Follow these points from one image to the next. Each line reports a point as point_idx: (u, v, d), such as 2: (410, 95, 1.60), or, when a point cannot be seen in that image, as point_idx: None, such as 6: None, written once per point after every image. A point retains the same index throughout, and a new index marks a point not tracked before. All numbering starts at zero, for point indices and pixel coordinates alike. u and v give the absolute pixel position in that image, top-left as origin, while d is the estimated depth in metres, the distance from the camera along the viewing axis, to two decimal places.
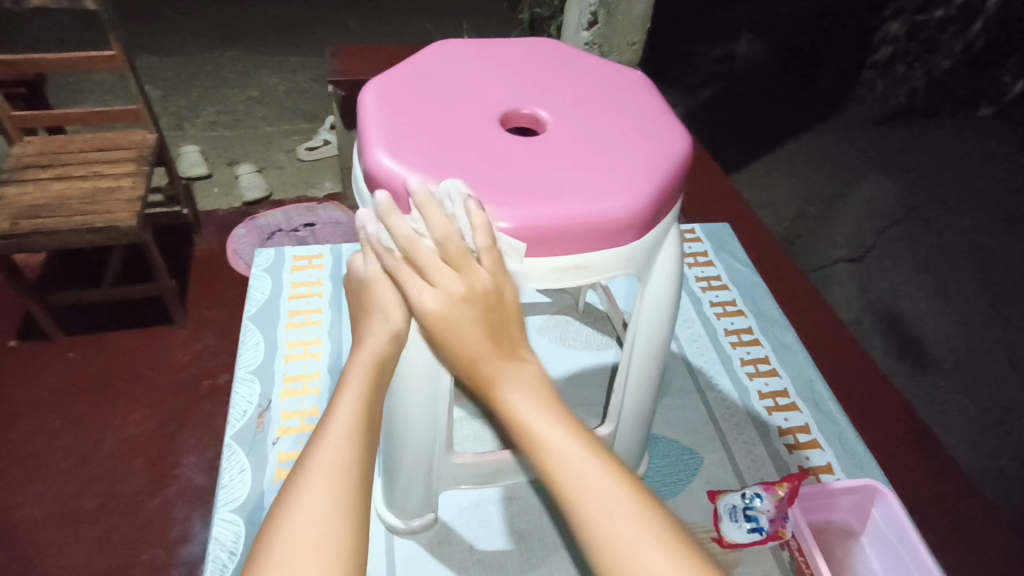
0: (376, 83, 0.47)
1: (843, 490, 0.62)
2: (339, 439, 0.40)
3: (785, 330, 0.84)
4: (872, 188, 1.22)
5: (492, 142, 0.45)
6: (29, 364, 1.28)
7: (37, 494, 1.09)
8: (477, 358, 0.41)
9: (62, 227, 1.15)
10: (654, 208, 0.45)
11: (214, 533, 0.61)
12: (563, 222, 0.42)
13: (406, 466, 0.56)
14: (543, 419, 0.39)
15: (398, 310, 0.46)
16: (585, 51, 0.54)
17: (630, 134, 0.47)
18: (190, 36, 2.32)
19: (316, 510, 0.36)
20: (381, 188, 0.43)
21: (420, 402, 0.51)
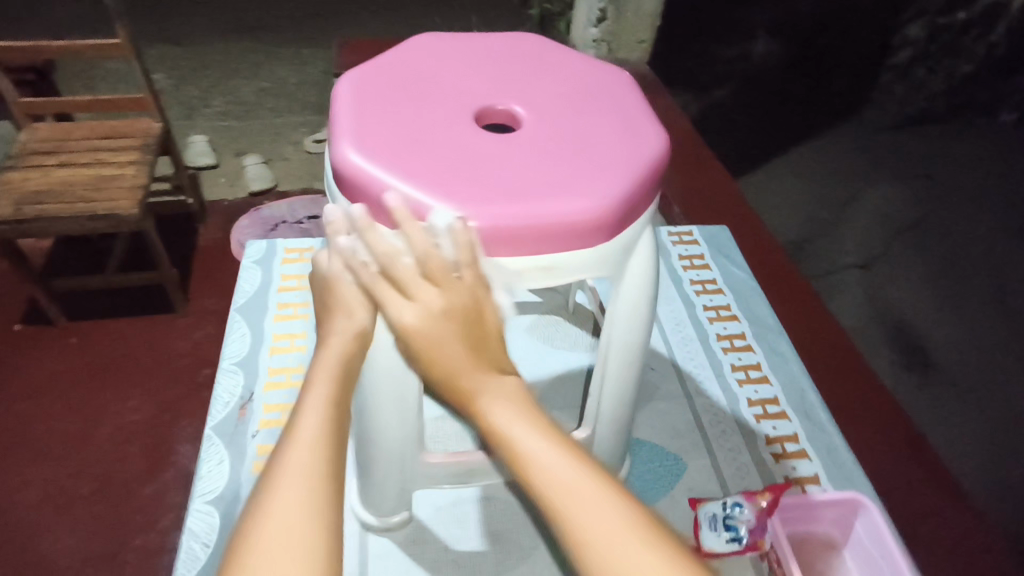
0: (349, 76, 0.46)
1: (825, 502, 0.61)
2: (311, 437, 0.39)
3: (778, 336, 0.83)
4: (883, 195, 1.20)
5: (465, 138, 0.44)
6: (32, 348, 1.30)
7: (34, 477, 1.11)
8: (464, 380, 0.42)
9: (64, 214, 1.16)
10: (627, 209, 0.43)
11: (189, 524, 0.61)
12: (532, 222, 0.41)
13: (379, 463, 0.56)
14: (524, 427, 0.39)
15: (362, 309, 0.45)
16: (569, 48, 0.53)
17: (608, 133, 0.45)
18: (204, 26, 2.33)
19: (289, 511, 0.36)
20: (349, 184, 0.42)
21: (390, 400, 0.50)
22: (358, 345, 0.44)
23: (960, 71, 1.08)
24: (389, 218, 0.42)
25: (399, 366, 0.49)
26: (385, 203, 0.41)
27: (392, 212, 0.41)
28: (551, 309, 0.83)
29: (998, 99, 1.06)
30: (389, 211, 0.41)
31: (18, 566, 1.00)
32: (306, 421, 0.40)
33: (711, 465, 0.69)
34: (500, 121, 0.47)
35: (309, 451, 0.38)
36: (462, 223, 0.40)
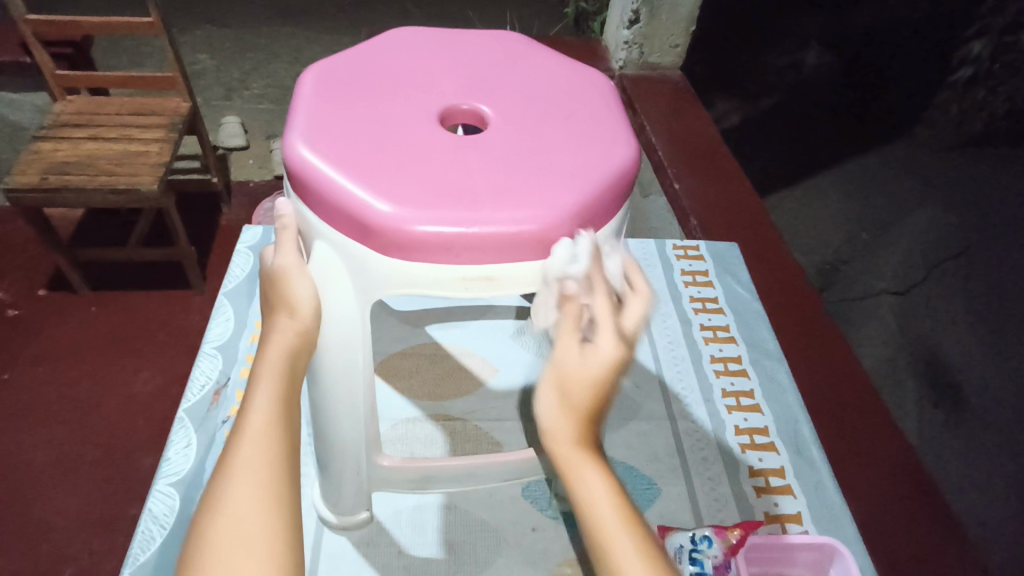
0: (315, 68, 0.45)
1: (800, 545, 0.57)
2: (259, 436, 0.38)
3: (776, 364, 0.79)
4: (923, 221, 1.30)
5: (424, 138, 0.42)
6: (54, 314, 1.33)
7: (44, 438, 1.14)
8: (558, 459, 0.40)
9: (87, 186, 1.19)
10: (587, 222, 0.41)
11: (148, 506, 0.61)
12: (485, 232, 0.38)
13: (331, 463, 0.54)
14: (605, 516, 0.38)
15: (307, 306, 0.43)
16: (551, 49, 0.51)
17: (575, 141, 0.43)
18: (251, 8, 2.37)
19: (240, 514, 0.36)
20: (298, 180, 0.40)
21: (335, 403, 0.48)
22: (301, 343, 0.42)
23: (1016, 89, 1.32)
24: (335, 217, 0.40)
25: (345, 371, 0.46)
26: (330, 200, 0.39)
27: (336, 210, 0.39)
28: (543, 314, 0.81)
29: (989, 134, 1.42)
30: (334, 209, 0.39)
31: (18, 524, 1.03)
32: (253, 417, 0.39)
33: (687, 495, 0.66)
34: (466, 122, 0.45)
35: (259, 450, 0.38)
36: (406, 226, 0.38)
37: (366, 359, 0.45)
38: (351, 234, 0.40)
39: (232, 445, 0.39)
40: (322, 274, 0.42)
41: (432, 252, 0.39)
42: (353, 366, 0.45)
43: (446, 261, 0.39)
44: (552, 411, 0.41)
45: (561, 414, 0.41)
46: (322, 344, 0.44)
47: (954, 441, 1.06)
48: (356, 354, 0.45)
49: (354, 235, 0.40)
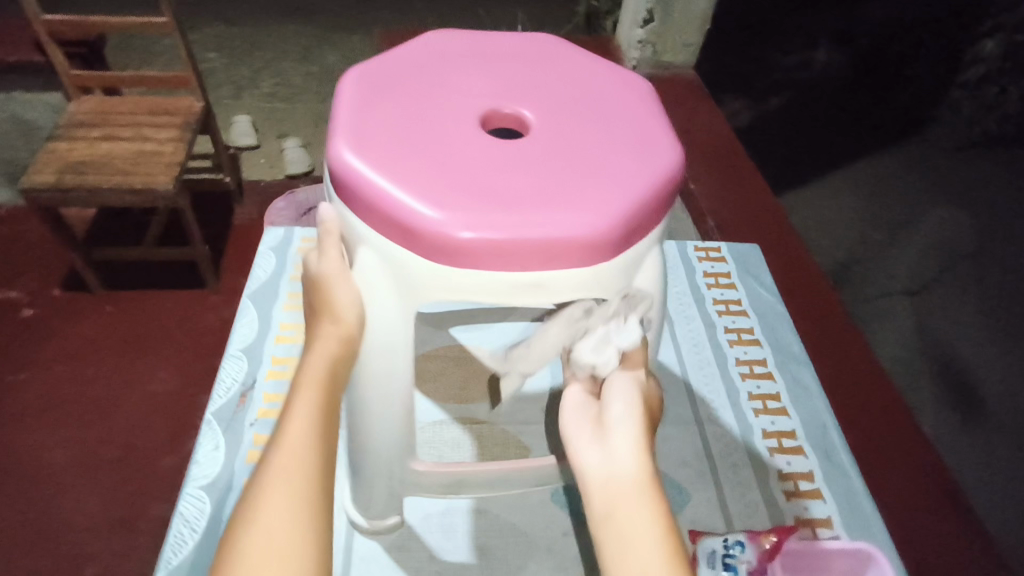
0: (355, 72, 0.45)
1: (834, 550, 0.57)
2: (298, 444, 0.38)
3: (802, 366, 0.78)
4: (940, 219, 1.16)
5: (468, 142, 0.41)
6: (71, 313, 1.33)
7: (64, 437, 1.14)
8: (619, 482, 0.43)
9: (102, 186, 1.19)
10: (634, 229, 0.40)
11: (180, 508, 0.61)
12: (533, 240, 0.38)
13: (367, 467, 0.54)
14: (653, 539, 0.39)
15: (351, 313, 0.43)
16: (588, 51, 0.51)
17: (618, 147, 0.43)
18: (260, 7, 2.37)
19: (276, 523, 0.35)
20: (343, 186, 0.40)
21: (375, 408, 0.48)
22: (344, 350, 0.42)
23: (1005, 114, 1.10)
24: (380, 222, 0.40)
25: (386, 378, 0.46)
26: (376, 206, 0.39)
27: (381, 216, 0.39)
28: None
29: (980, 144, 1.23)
30: (379, 214, 0.39)
31: (39, 525, 1.03)
32: (293, 425, 0.39)
33: (716, 500, 0.66)
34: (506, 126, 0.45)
35: (295, 460, 0.38)
36: (454, 233, 0.38)
37: (408, 364, 0.45)
38: (396, 239, 0.40)
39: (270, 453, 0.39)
40: (368, 281, 0.43)
41: (480, 259, 0.39)
42: (394, 372, 0.45)
43: (493, 269, 0.39)
44: (628, 435, 0.45)
45: (637, 439, 0.45)
46: (366, 350, 0.44)
47: (972, 449, 0.97)
48: (399, 360, 0.44)
49: (401, 240, 0.39)
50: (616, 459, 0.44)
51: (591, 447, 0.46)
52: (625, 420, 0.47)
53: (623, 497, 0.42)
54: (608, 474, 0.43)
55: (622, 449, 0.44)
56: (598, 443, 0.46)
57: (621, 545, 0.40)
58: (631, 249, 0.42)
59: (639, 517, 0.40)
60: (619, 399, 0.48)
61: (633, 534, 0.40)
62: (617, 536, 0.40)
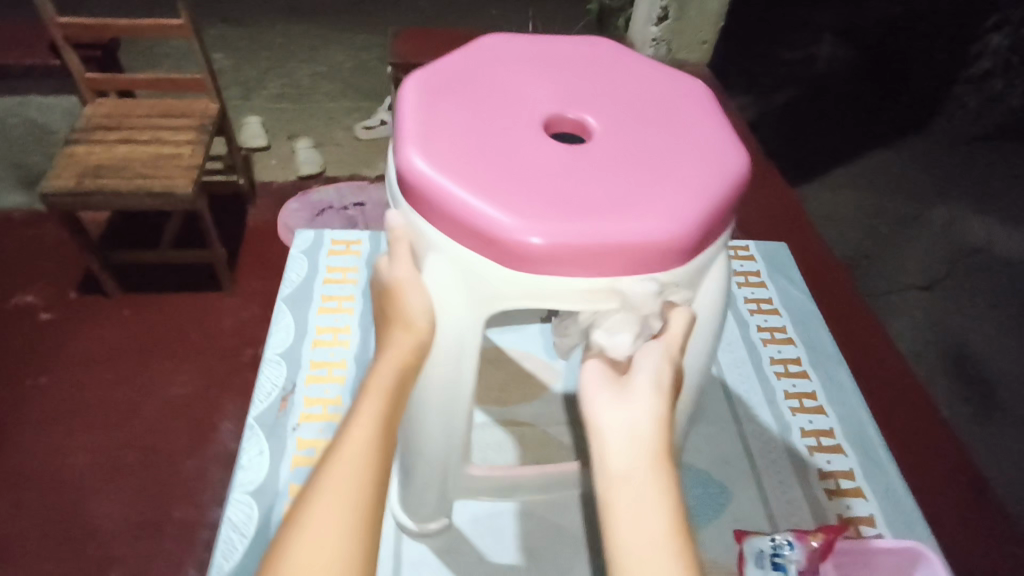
0: (415, 78, 0.47)
1: (881, 548, 0.57)
2: (358, 450, 0.39)
3: (838, 365, 0.79)
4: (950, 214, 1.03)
5: (531, 144, 0.43)
6: (87, 318, 1.29)
7: (85, 443, 1.11)
8: (638, 449, 0.37)
9: (122, 190, 1.17)
10: (704, 235, 0.42)
11: (227, 513, 0.62)
12: (605, 244, 0.39)
13: (420, 472, 0.54)
14: (666, 517, 0.35)
15: (421, 319, 0.43)
16: (638, 55, 0.53)
17: (679, 152, 0.44)
18: (265, 8, 2.36)
19: (323, 531, 0.35)
20: (411, 189, 0.42)
21: (431, 415, 0.48)
22: (415, 357, 0.43)
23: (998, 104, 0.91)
24: (451, 227, 0.41)
25: (450, 383, 0.46)
26: (448, 213, 0.40)
27: (453, 220, 0.40)
28: None
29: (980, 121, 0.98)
30: (451, 220, 0.41)
31: (63, 533, 0.99)
32: (355, 429, 0.40)
33: (761, 500, 0.66)
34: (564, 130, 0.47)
35: (351, 465, 0.38)
36: (526, 239, 0.39)
37: (471, 371, 0.45)
38: (468, 244, 0.41)
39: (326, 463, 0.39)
40: (437, 287, 0.43)
41: (551, 264, 0.40)
42: (458, 378, 0.46)
43: (565, 274, 0.41)
44: (654, 400, 0.39)
45: (663, 405, 0.39)
46: (432, 355, 0.45)
47: None
48: (464, 366, 0.45)
49: (473, 245, 0.41)
50: (638, 424, 0.38)
51: (610, 410, 0.39)
52: (653, 388, 0.40)
53: (641, 465, 0.37)
54: (630, 436, 0.38)
55: (646, 414, 0.38)
56: (618, 404, 0.39)
57: (633, 519, 0.35)
58: (698, 257, 0.44)
59: (656, 493, 0.36)
60: (649, 364, 0.41)
61: (650, 509, 0.35)
62: (631, 510, 0.35)
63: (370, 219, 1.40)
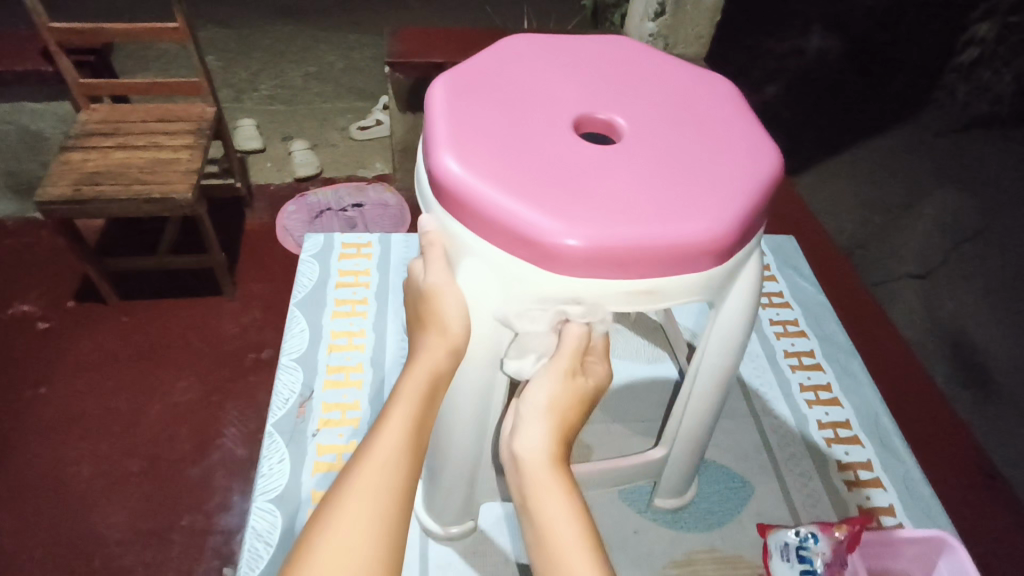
0: (443, 83, 0.51)
1: (909, 539, 0.60)
2: (386, 459, 0.41)
3: (850, 356, 0.84)
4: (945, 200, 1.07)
5: (559, 143, 0.47)
6: (83, 324, 1.23)
7: (86, 452, 1.04)
8: (528, 472, 0.46)
9: (121, 196, 1.12)
10: (737, 238, 0.45)
11: (252, 520, 0.66)
12: (636, 243, 0.42)
13: (447, 476, 0.57)
14: (561, 521, 0.43)
15: (456, 325, 0.46)
16: (652, 62, 0.59)
17: (699, 160, 0.48)
18: (252, 9, 2.33)
19: (350, 536, 0.37)
20: (445, 188, 0.45)
21: (467, 418, 0.51)
22: (450, 361, 0.47)
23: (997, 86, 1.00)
24: (485, 226, 0.44)
25: (487, 384, 0.50)
26: (483, 215, 0.43)
27: (489, 219, 0.43)
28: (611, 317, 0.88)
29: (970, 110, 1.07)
30: (486, 222, 0.43)
31: (66, 547, 0.94)
32: (385, 437, 0.42)
33: (780, 493, 0.71)
34: (594, 128, 0.52)
35: (380, 473, 0.40)
36: (562, 239, 0.41)
37: (506, 374, 0.50)
38: (502, 245, 0.44)
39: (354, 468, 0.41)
40: (473, 292, 0.46)
41: (579, 265, 0.42)
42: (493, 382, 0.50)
43: (599, 276, 0.43)
44: (535, 429, 0.47)
45: (544, 432, 0.47)
46: (466, 359, 0.48)
47: None
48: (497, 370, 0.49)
49: (510, 246, 0.43)
50: (525, 453, 0.47)
51: (510, 445, 0.49)
52: (535, 416, 0.48)
53: (535, 484, 0.45)
54: (522, 467, 0.47)
55: (532, 443, 0.47)
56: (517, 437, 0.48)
57: (539, 531, 0.44)
58: (731, 258, 0.47)
59: (548, 506, 0.44)
60: (532, 394, 0.48)
61: (546, 519, 0.44)
62: (532, 524, 0.44)
63: (370, 219, 1.38)
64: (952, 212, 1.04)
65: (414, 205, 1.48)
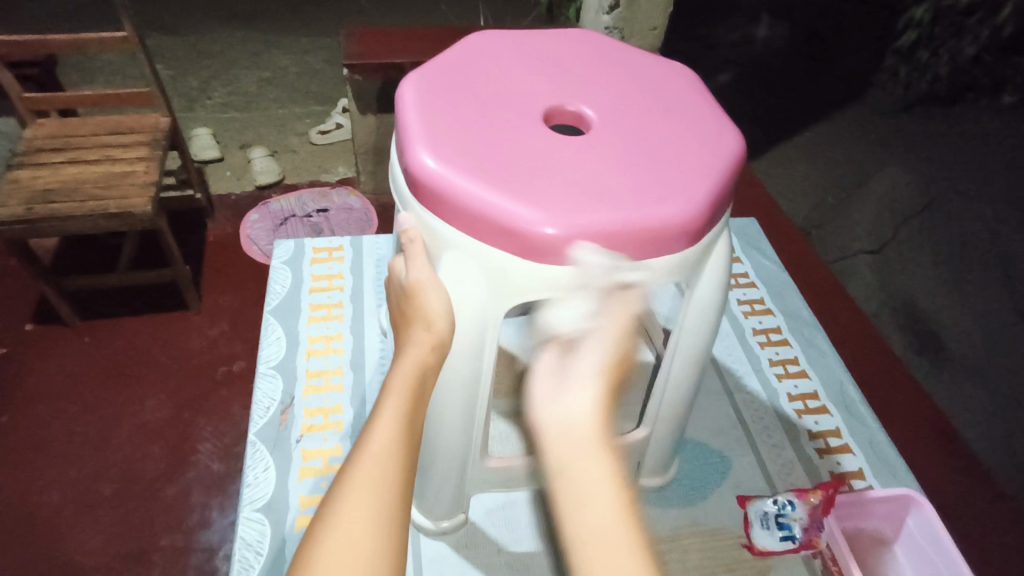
0: (413, 82, 0.53)
1: (879, 499, 0.64)
2: (384, 449, 0.41)
3: (814, 331, 0.89)
4: (889, 180, 1.18)
5: (531, 136, 0.49)
6: (42, 349, 1.17)
7: (54, 478, 1.00)
8: (563, 437, 0.36)
9: (76, 213, 1.07)
10: (705, 222, 0.48)
11: (240, 531, 0.66)
12: (611, 228, 0.45)
13: (439, 471, 0.59)
14: (609, 509, 0.33)
15: (442, 319, 0.48)
16: (616, 52, 0.61)
17: (666, 147, 0.51)
18: (200, 15, 2.28)
19: (354, 526, 0.37)
20: (423, 185, 0.47)
21: (456, 411, 0.53)
22: (437, 353, 0.47)
23: (963, 52, 1.09)
24: (466, 221, 0.46)
25: (474, 374, 0.51)
26: (463, 209, 0.46)
27: (468, 213, 0.46)
28: None
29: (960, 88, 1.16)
30: (467, 217, 0.46)
31: None
32: (381, 428, 0.42)
33: (757, 463, 0.74)
34: (564, 119, 0.54)
35: (379, 465, 0.40)
36: (540, 228, 0.44)
37: (492, 364, 0.51)
38: (483, 237, 0.46)
39: (354, 458, 0.41)
40: (456, 285, 0.48)
41: (559, 252, 0.45)
42: (480, 371, 0.51)
43: (576, 261, 0.46)
44: (587, 386, 0.38)
45: (596, 390, 0.38)
46: (454, 350, 0.50)
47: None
48: (483, 359, 0.50)
49: (490, 237, 0.46)
50: (574, 416, 0.37)
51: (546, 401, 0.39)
52: (589, 373, 0.39)
53: (580, 460, 0.35)
54: (565, 433, 0.36)
55: (581, 402, 0.37)
56: (558, 395, 0.38)
57: (578, 506, 0.34)
58: (701, 241, 0.50)
59: (591, 487, 0.34)
60: (594, 347, 0.41)
61: (591, 491, 0.34)
62: (575, 497, 0.34)
63: (336, 224, 1.37)
64: (902, 186, 1.16)
65: (380, 207, 1.47)
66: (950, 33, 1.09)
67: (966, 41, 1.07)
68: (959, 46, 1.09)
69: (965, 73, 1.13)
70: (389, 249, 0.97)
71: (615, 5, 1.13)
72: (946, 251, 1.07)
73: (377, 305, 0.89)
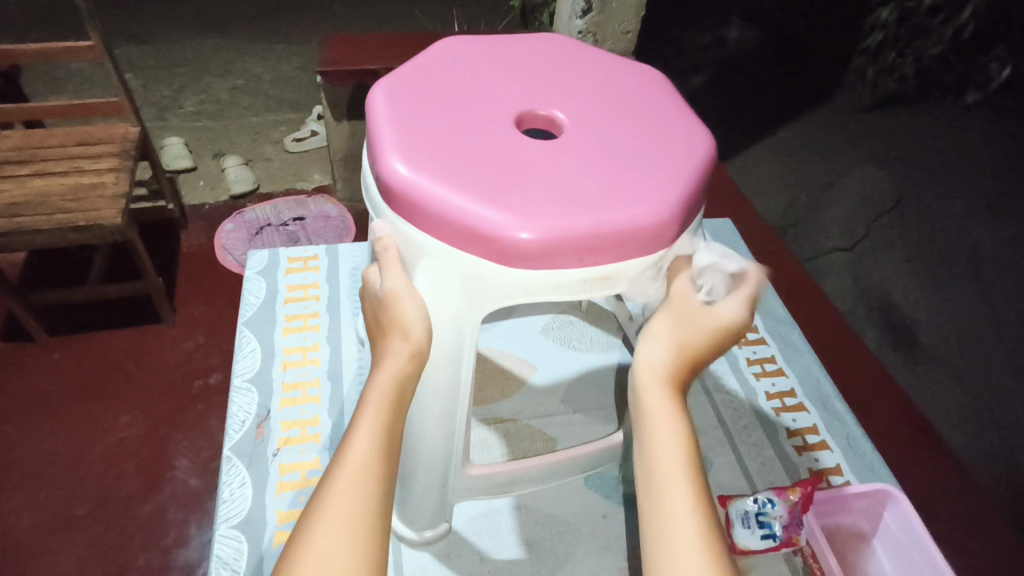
0: (381, 88, 0.53)
1: (856, 495, 0.65)
2: (361, 466, 0.40)
3: (790, 329, 0.90)
4: (859, 180, 1.23)
5: (503, 140, 0.49)
6: (8, 367, 1.14)
7: (25, 501, 0.97)
8: (648, 388, 0.48)
9: (42, 226, 1.04)
10: (679, 223, 0.49)
11: (216, 548, 0.64)
12: (587, 233, 0.45)
13: (421, 480, 0.58)
14: (678, 479, 0.43)
15: (419, 327, 0.47)
16: (586, 55, 0.62)
17: (636, 147, 0.51)
18: (169, 23, 2.24)
19: (333, 547, 0.36)
20: (395, 192, 0.47)
21: (436, 421, 0.53)
22: (416, 363, 0.47)
23: (928, 52, 1.15)
24: (440, 228, 0.46)
25: (452, 383, 0.51)
26: (437, 216, 0.45)
27: (442, 220, 0.45)
28: (565, 310, 0.91)
29: (964, 81, 1.17)
30: (441, 223, 0.46)
31: None
32: (357, 442, 0.42)
33: (736, 463, 0.75)
34: (536, 123, 0.54)
35: (355, 482, 0.39)
36: (517, 234, 0.44)
37: (471, 372, 0.51)
38: (458, 244, 0.46)
39: (332, 475, 0.40)
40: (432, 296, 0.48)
41: (536, 257, 0.45)
42: (457, 379, 0.51)
43: (552, 266, 0.46)
44: (661, 343, 0.50)
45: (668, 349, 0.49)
46: (431, 359, 0.49)
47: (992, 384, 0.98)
48: (462, 366, 0.50)
49: (466, 244, 0.46)
50: (651, 360, 0.49)
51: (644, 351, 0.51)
52: (664, 334, 0.50)
53: (653, 403, 0.47)
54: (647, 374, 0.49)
55: (659, 352, 0.49)
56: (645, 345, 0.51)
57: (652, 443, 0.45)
58: (673, 244, 0.50)
59: (660, 433, 0.45)
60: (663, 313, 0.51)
61: (657, 442, 0.45)
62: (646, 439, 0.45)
63: (313, 233, 1.35)
64: (875, 185, 1.21)
65: (356, 215, 1.45)
66: (916, 33, 1.15)
67: (932, 40, 1.12)
68: (925, 46, 1.15)
69: (929, 75, 1.20)
70: (365, 257, 0.96)
71: (588, 9, 1.13)
72: (916, 250, 1.10)
73: (354, 314, 0.88)
